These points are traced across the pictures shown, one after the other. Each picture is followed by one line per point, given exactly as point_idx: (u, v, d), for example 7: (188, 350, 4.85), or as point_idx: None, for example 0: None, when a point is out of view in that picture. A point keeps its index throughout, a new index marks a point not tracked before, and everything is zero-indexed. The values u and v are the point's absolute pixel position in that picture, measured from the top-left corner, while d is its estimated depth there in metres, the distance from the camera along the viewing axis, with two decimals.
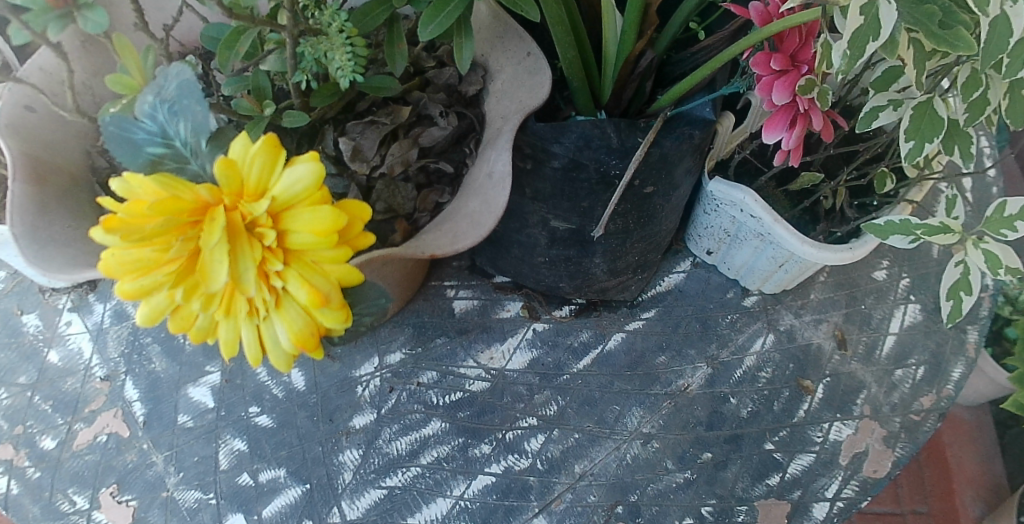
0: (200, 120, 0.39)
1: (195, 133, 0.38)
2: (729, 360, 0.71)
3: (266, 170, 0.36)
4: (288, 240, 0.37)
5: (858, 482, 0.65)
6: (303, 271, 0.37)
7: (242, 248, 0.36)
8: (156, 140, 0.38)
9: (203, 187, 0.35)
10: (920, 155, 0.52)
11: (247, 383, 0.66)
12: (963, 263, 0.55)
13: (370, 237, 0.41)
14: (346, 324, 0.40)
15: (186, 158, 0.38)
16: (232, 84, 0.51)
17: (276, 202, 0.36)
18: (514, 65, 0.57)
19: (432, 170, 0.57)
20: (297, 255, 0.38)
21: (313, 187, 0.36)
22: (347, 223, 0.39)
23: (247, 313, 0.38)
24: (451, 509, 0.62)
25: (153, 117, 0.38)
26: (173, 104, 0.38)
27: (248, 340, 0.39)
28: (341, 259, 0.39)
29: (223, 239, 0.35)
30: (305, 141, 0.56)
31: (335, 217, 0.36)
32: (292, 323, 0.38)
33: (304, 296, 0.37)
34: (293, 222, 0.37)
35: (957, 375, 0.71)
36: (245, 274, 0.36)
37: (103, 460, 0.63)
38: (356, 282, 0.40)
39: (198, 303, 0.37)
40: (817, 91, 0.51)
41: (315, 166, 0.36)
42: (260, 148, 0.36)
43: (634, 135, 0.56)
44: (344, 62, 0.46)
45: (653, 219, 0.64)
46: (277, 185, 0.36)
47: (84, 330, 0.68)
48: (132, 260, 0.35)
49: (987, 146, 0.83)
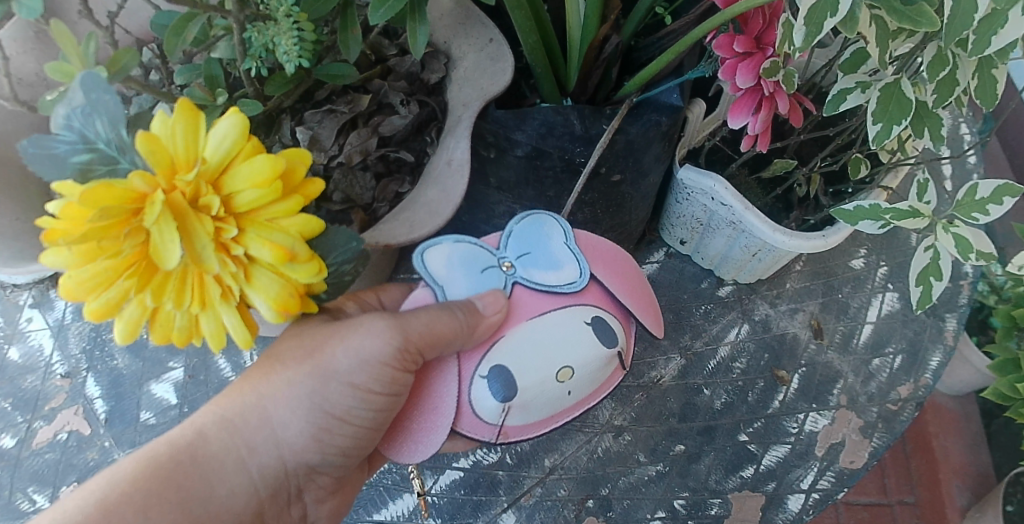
0: (114, 111, 0.37)
1: (114, 127, 0.37)
2: (703, 351, 0.70)
3: (191, 136, 0.36)
4: (235, 203, 0.36)
5: (834, 473, 0.64)
6: (261, 231, 0.37)
7: (193, 225, 0.35)
8: (78, 148, 0.37)
9: (135, 176, 0.34)
10: (889, 138, 0.51)
11: (211, 379, 0.65)
12: (933, 248, 0.54)
13: (316, 181, 0.40)
14: (322, 276, 0.40)
15: (114, 158, 0.38)
16: (185, 73, 0.50)
17: (211, 166, 0.36)
18: (477, 52, 0.55)
19: (392, 159, 0.56)
20: (249, 217, 0.37)
21: (241, 139, 0.37)
22: (287, 172, 0.38)
23: (221, 296, 0.38)
24: (418, 504, 0.61)
25: (68, 125, 0.37)
26: (84, 105, 0.36)
27: (232, 324, 0.38)
28: (295, 210, 0.38)
29: (167, 217, 0.34)
30: (262, 130, 0.54)
31: (271, 161, 0.36)
32: (268, 289, 0.38)
33: (268, 254, 0.36)
34: (234, 182, 0.36)
35: (935, 364, 0.70)
36: (204, 252, 0.35)
37: (63, 458, 0.61)
38: (319, 229, 0.39)
39: (172, 300, 0.37)
40: (782, 74, 0.50)
41: (236, 118, 0.36)
42: (177, 115, 0.35)
43: (599, 121, 0.55)
44: (290, 47, 0.44)
45: (622, 208, 0.63)
46: (206, 149, 0.36)
47: (44, 327, 0.67)
48: (90, 276, 0.35)
49: (968, 131, 0.82)
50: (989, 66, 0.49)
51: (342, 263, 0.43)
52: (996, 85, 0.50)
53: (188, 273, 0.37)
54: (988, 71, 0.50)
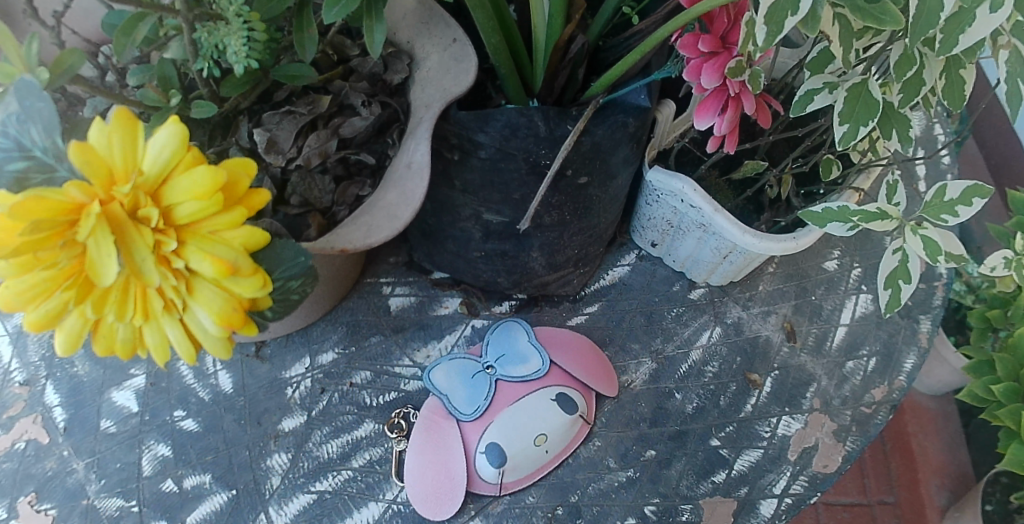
0: (50, 118, 0.36)
1: (50, 135, 0.36)
2: (675, 354, 0.69)
3: (129, 146, 0.34)
4: (175, 215, 0.35)
5: (806, 478, 0.64)
6: (202, 244, 0.35)
7: (131, 238, 0.34)
8: (13, 155, 0.36)
9: (71, 186, 0.33)
10: (855, 138, 0.50)
11: (173, 386, 0.64)
12: (901, 251, 0.53)
13: (263, 192, 0.38)
14: (268, 290, 0.38)
15: (51, 165, 0.36)
16: (138, 74, 0.49)
17: (150, 177, 0.34)
18: (440, 52, 0.54)
19: (353, 162, 0.56)
20: (190, 230, 0.35)
21: (182, 150, 0.35)
22: (231, 183, 0.36)
23: (165, 309, 0.36)
24: (383, 513, 0.60)
25: (3, 132, 0.35)
26: (19, 111, 0.35)
27: (176, 337, 0.37)
28: (239, 223, 0.36)
29: (103, 229, 0.32)
30: (219, 132, 0.53)
31: (212, 174, 0.34)
32: (212, 304, 0.36)
33: (210, 269, 0.35)
34: (173, 193, 0.34)
35: (908, 366, 0.70)
36: (143, 264, 0.34)
37: (21, 468, 0.60)
38: (265, 242, 0.37)
39: (113, 312, 0.35)
40: (748, 74, 0.49)
41: (176, 127, 0.34)
42: (114, 123, 0.34)
43: (564, 122, 0.54)
44: (239, 46, 0.43)
45: (590, 210, 0.63)
46: (145, 158, 0.34)
47: (2, 333, 0.66)
48: (29, 287, 0.34)
49: (942, 133, 0.82)
50: (957, 66, 0.49)
51: (290, 277, 0.42)
52: (963, 87, 0.49)
53: (130, 285, 0.35)
54: (955, 72, 0.49)
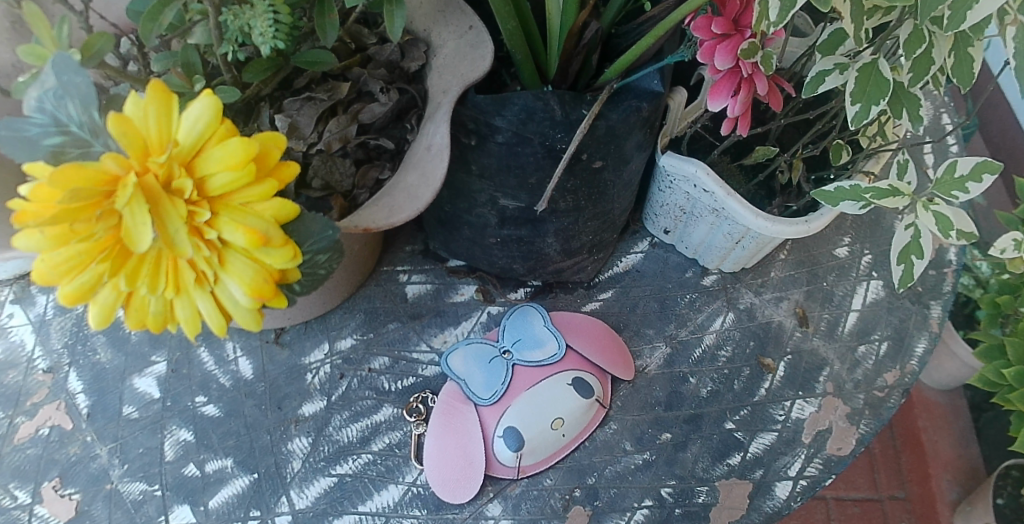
0: (87, 93, 0.37)
1: (86, 109, 0.37)
2: (688, 339, 0.70)
3: (163, 119, 0.34)
4: (208, 187, 0.35)
5: (821, 460, 0.64)
6: (235, 215, 0.35)
7: (165, 208, 0.34)
8: (51, 131, 0.37)
9: (107, 157, 0.33)
10: (867, 118, 0.51)
11: (194, 373, 0.65)
12: (913, 226, 0.54)
13: (293, 166, 0.39)
14: (297, 262, 0.38)
15: (87, 140, 0.37)
16: (163, 60, 0.50)
17: (184, 149, 0.35)
18: (457, 39, 0.55)
19: (373, 147, 0.57)
20: (222, 201, 0.36)
21: (216, 122, 0.35)
22: (262, 156, 0.37)
23: (196, 282, 0.37)
24: (403, 496, 0.60)
25: (40, 108, 0.36)
26: (56, 87, 0.36)
27: (207, 310, 0.37)
28: (270, 195, 0.37)
29: (139, 199, 0.33)
30: (241, 118, 0.55)
31: (245, 144, 0.35)
32: (242, 274, 0.36)
33: (242, 239, 0.35)
34: (207, 165, 0.35)
35: (921, 350, 0.70)
36: (177, 235, 0.34)
37: (45, 453, 0.61)
38: (294, 215, 0.38)
39: (146, 284, 0.35)
40: (760, 56, 0.50)
41: (210, 100, 0.35)
42: (150, 96, 0.34)
43: (579, 107, 0.55)
44: (266, 28, 0.45)
45: (604, 195, 0.64)
46: (179, 130, 0.35)
47: (26, 322, 0.67)
48: (64, 260, 0.34)
49: (949, 122, 0.83)
50: (965, 44, 0.50)
51: (318, 250, 0.43)
52: (973, 65, 0.50)
53: (162, 257, 0.36)
54: (964, 49, 0.50)
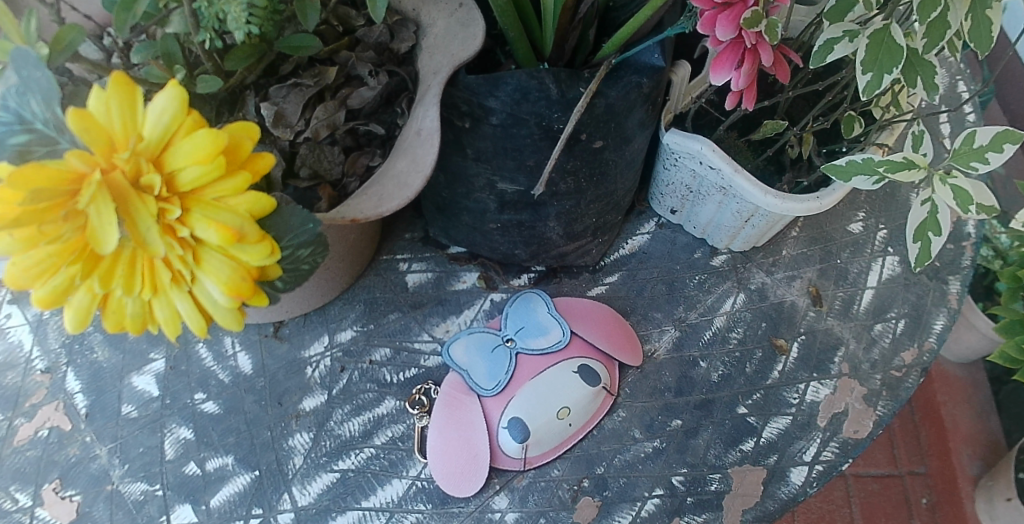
0: (49, 88, 0.35)
1: (49, 105, 0.35)
2: (698, 321, 0.68)
3: (128, 112, 0.33)
4: (178, 182, 0.33)
5: (838, 444, 0.62)
6: (207, 211, 0.34)
7: (134, 207, 0.32)
8: (15, 129, 0.35)
9: (72, 156, 0.31)
10: (880, 88, 0.48)
11: (193, 370, 0.64)
12: (930, 202, 0.51)
13: (267, 157, 0.37)
14: (276, 257, 0.37)
15: (53, 138, 0.35)
16: (142, 51, 0.47)
17: (150, 143, 0.33)
18: (447, 17, 0.53)
19: (363, 133, 0.54)
20: (194, 197, 0.34)
21: (182, 113, 0.33)
22: (233, 148, 0.35)
23: (173, 281, 0.35)
24: (407, 490, 0.59)
25: (5, 106, 0.34)
26: (18, 83, 0.34)
27: (186, 310, 0.36)
28: (244, 189, 0.35)
29: (106, 198, 0.31)
30: (226, 108, 0.53)
31: (213, 136, 0.33)
32: (219, 273, 0.34)
33: (215, 236, 0.33)
34: (175, 159, 0.33)
35: (939, 327, 0.67)
36: (148, 234, 0.32)
37: (44, 455, 0.60)
38: (270, 208, 0.36)
39: (121, 286, 0.34)
40: (764, 24, 0.45)
41: (175, 90, 0.33)
42: (112, 89, 0.32)
43: (576, 85, 0.52)
44: (239, 14, 0.43)
45: (606, 176, 0.61)
46: (144, 124, 0.33)
47: (23, 322, 0.66)
48: (35, 263, 0.32)
49: (966, 89, 0.79)
50: (983, 6, 0.46)
51: (298, 245, 0.42)
52: (991, 27, 0.47)
53: (137, 257, 0.34)
54: (982, 11, 0.46)
